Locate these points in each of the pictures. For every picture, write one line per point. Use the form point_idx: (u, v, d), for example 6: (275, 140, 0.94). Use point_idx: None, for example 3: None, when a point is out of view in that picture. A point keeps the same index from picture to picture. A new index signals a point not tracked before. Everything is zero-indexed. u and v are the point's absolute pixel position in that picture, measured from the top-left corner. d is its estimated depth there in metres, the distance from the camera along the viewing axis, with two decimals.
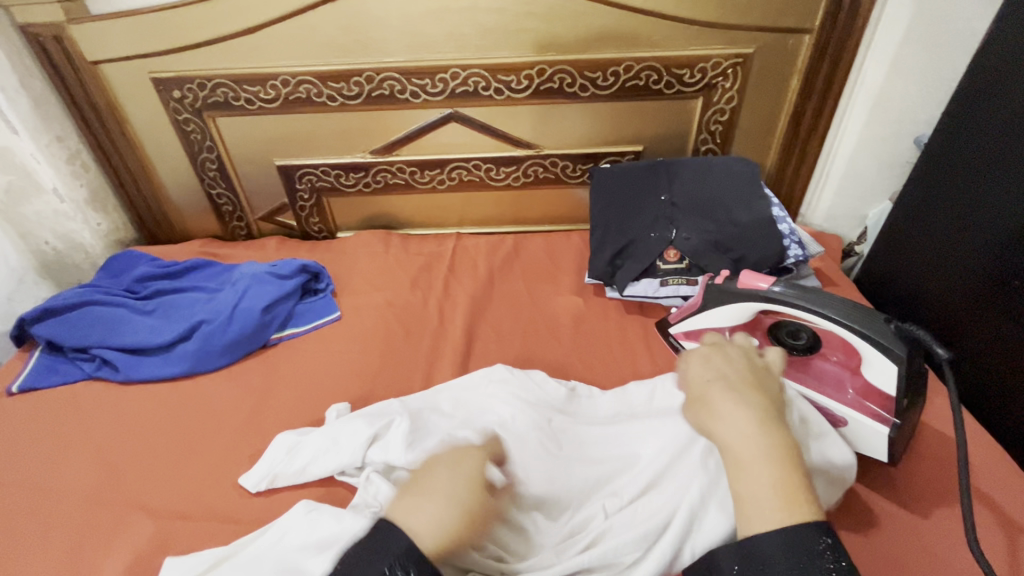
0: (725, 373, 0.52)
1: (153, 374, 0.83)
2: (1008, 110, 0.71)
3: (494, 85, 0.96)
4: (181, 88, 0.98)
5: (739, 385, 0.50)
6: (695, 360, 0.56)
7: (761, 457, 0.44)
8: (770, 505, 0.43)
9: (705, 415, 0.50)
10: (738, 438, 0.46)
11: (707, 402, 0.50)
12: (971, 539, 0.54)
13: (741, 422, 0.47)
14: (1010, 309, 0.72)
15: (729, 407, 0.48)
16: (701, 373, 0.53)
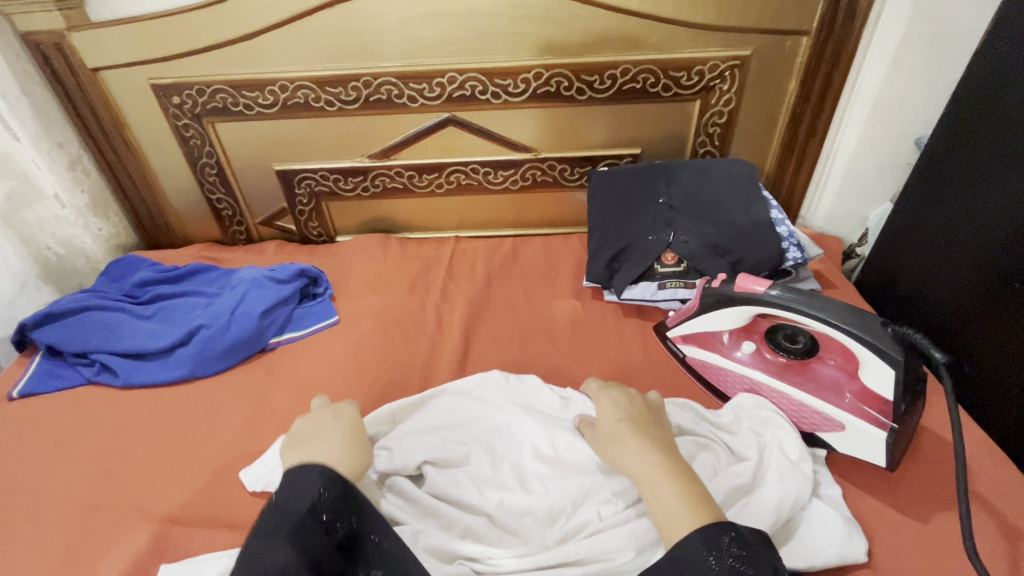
0: (632, 415, 0.59)
1: (152, 379, 0.83)
2: (1006, 112, 0.70)
3: (491, 89, 0.97)
4: (180, 94, 0.98)
5: (642, 423, 0.58)
6: (606, 401, 0.62)
7: (664, 475, 0.51)
8: (683, 514, 0.48)
9: (613, 449, 0.57)
10: (637, 465, 0.53)
11: (615, 435, 0.57)
12: (970, 545, 0.54)
13: (644, 453, 0.54)
14: (1013, 311, 0.71)
15: (633, 439, 0.56)
16: (608, 415, 0.60)
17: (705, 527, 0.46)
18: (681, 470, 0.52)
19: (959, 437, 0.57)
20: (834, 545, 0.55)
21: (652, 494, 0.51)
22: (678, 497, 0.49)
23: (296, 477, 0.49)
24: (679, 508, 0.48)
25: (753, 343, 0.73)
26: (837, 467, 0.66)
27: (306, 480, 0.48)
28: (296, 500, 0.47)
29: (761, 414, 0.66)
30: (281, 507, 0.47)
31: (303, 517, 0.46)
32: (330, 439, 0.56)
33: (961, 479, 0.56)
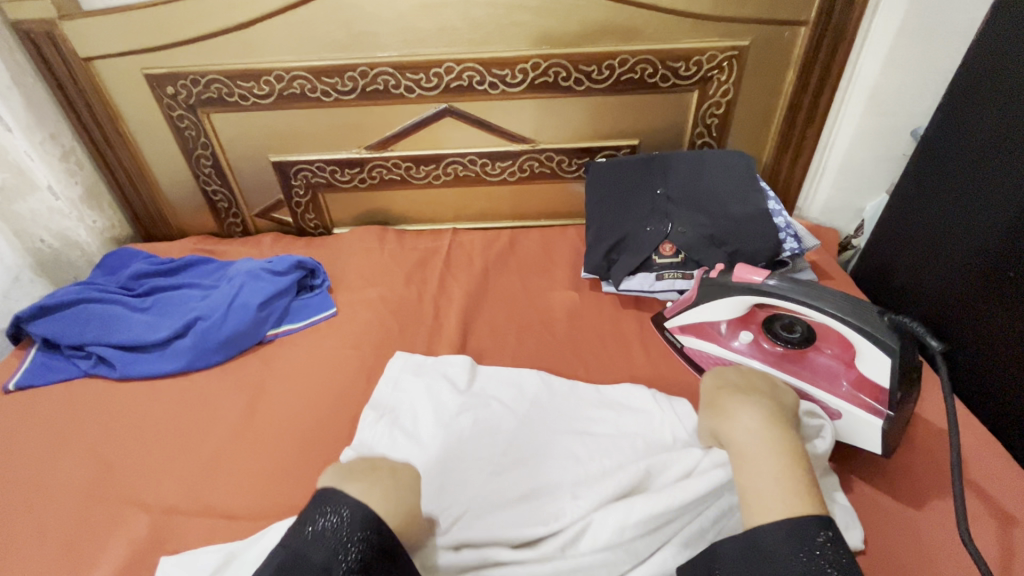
0: (736, 381, 0.60)
1: (149, 370, 0.83)
2: (1003, 97, 0.70)
3: (489, 80, 0.96)
4: (175, 84, 0.97)
5: (748, 389, 0.58)
6: (714, 373, 0.64)
7: (770, 448, 0.51)
8: (775, 498, 0.47)
9: (717, 414, 0.57)
10: (746, 435, 0.53)
11: (720, 408, 0.58)
12: (966, 536, 0.54)
13: (749, 420, 0.54)
14: (1005, 302, 0.71)
15: (737, 408, 0.56)
16: (711, 386, 0.62)
17: (798, 518, 0.45)
18: (790, 447, 0.51)
19: (955, 426, 0.57)
20: None
21: (746, 466, 0.51)
22: (771, 474, 0.49)
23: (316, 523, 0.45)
24: (771, 486, 0.48)
25: (750, 333, 0.73)
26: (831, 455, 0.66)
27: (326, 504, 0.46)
28: (314, 550, 0.43)
29: (812, 421, 0.61)
30: (295, 535, 0.45)
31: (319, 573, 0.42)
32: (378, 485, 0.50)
33: (955, 467, 0.57)
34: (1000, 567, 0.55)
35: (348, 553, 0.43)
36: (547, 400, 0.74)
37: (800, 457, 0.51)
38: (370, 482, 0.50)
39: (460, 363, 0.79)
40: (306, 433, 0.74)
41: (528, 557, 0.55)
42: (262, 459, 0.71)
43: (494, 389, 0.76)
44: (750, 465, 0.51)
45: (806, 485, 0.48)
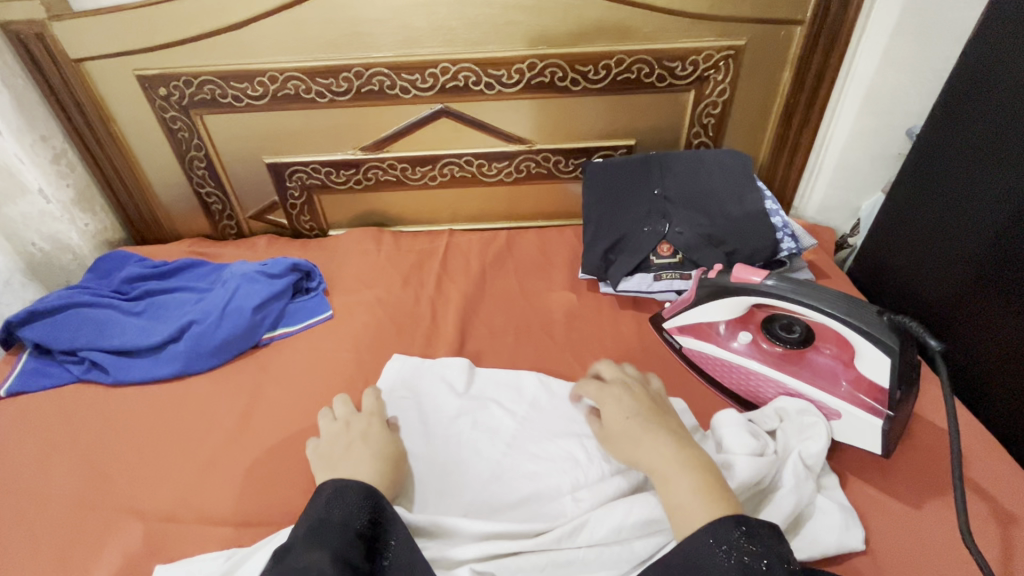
0: (638, 411, 0.59)
1: (143, 375, 0.82)
2: (998, 96, 0.71)
3: (485, 80, 0.95)
4: (167, 86, 0.96)
5: (650, 418, 0.58)
6: (610, 400, 0.62)
7: (681, 469, 0.52)
8: (697, 507, 0.49)
9: (627, 447, 0.57)
10: (659, 460, 0.54)
11: (631, 437, 0.57)
12: (967, 531, 0.55)
13: (660, 448, 0.55)
14: (1003, 300, 0.71)
15: (648, 438, 0.56)
16: (613, 412, 0.60)
17: (713, 521, 0.47)
18: (700, 463, 0.53)
19: (954, 424, 0.58)
20: (833, 536, 0.56)
21: (666, 485, 0.52)
22: (689, 491, 0.50)
23: (332, 492, 0.53)
24: (692, 500, 0.50)
25: (749, 334, 0.74)
26: (832, 455, 0.66)
27: (326, 490, 0.53)
28: (331, 510, 0.51)
29: (804, 420, 0.63)
30: (307, 519, 0.51)
31: (339, 527, 0.50)
32: (355, 450, 0.61)
33: (956, 465, 0.57)
34: (1000, 566, 0.55)
35: (358, 516, 0.51)
36: (548, 400, 0.73)
37: (710, 468, 0.53)
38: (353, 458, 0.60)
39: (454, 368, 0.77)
40: (303, 437, 0.73)
41: (526, 550, 0.55)
42: (259, 464, 0.71)
43: (494, 391, 0.75)
44: (668, 485, 0.52)
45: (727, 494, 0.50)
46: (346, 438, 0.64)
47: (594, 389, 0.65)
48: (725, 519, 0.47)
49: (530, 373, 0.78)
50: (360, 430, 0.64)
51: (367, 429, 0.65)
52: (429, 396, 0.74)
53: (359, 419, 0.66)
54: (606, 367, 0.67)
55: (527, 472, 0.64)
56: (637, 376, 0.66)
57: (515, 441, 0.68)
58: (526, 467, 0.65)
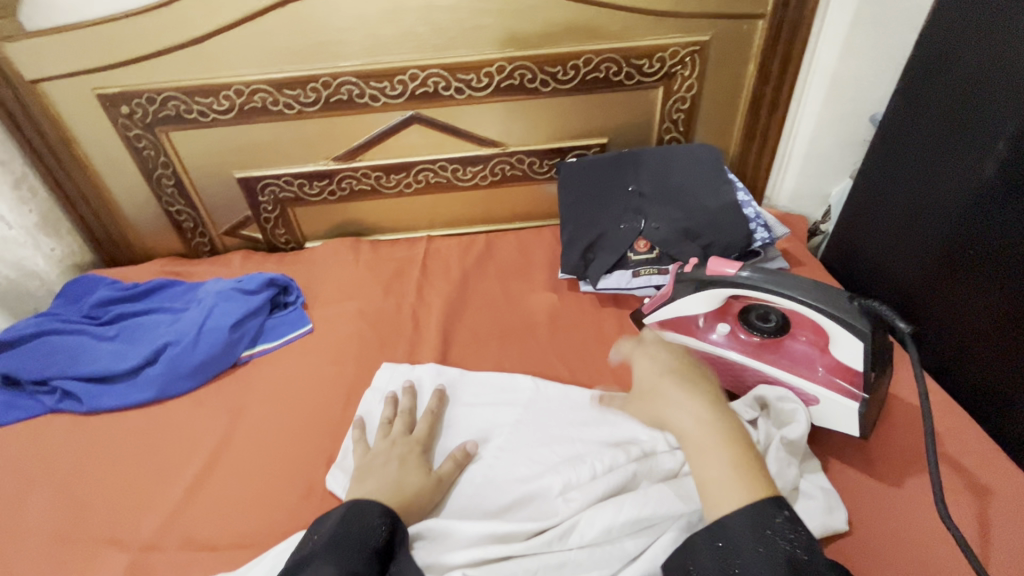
0: (677, 369, 0.60)
1: (118, 402, 0.80)
2: (955, 81, 0.73)
3: (454, 85, 0.95)
4: (130, 103, 0.94)
5: (692, 380, 0.59)
6: (646, 357, 0.63)
7: (720, 440, 0.53)
8: (732, 486, 0.50)
9: (660, 402, 0.58)
10: (692, 422, 0.55)
11: (662, 396, 0.58)
12: (941, 507, 0.56)
13: (694, 410, 0.55)
14: (969, 278, 0.74)
15: (682, 398, 0.57)
16: (647, 372, 0.62)
17: (755, 504, 0.48)
18: (737, 434, 0.53)
19: (926, 404, 0.59)
20: (816, 521, 0.57)
21: (700, 456, 0.53)
22: (728, 463, 0.51)
23: (350, 508, 0.55)
24: (729, 476, 0.50)
25: (727, 325, 0.74)
26: (814, 439, 0.67)
27: (355, 509, 0.55)
28: (348, 527, 0.53)
29: (783, 408, 0.64)
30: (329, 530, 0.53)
31: (357, 543, 0.51)
32: (391, 469, 0.63)
33: (929, 448, 0.58)
34: (977, 539, 0.57)
35: (375, 534, 0.53)
36: (540, 403, 0.74)
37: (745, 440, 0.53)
38: (384, 476, 0.61)
39: (443, 376, 0.78)
40: (288, 455, 0.72)
41: (516, 552, 0.56)
42: (244, 486, 0.69)
43: (485, 396, 0.76)
44: (701, 453, 0.52)
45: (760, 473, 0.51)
46: (388, 454, 0.65)
47: (642, 346, 0.65)
48: (767, 503, 0.48)
49: (523, 375, 0.78)
50: (401, 453, 0.65)
51: (406, 451, 0.66)
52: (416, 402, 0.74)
53: (401, 441, 0.67)
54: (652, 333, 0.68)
55: (517, 478, 0.65)
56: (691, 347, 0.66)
57: (504, 447, 0.69)
58: (519, 472, 0.66)
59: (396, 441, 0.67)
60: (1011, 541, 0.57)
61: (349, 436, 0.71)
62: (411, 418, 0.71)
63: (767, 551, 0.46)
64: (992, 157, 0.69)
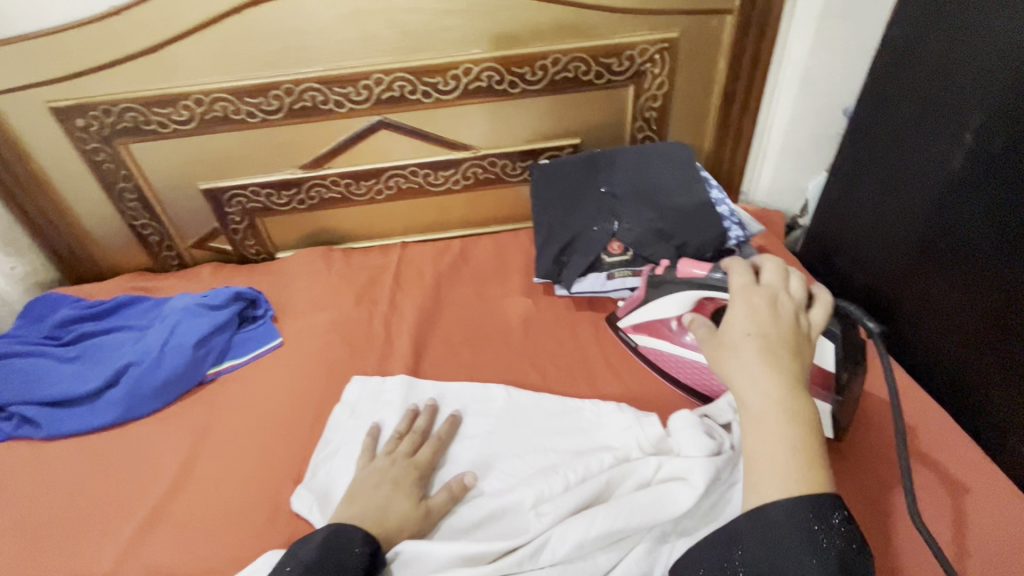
0: (766, 331, 0.52)
1: (80, 426, 0.77)
2: (920, 74, 0.72)
3: (421, 88, 0.93)
4: (85, 116, 0.91)
5: (777, 350, 0.51)
6: (744, 307, 0.55)
7: (784, 418, 0.48)
8: (784, 472, 0.46)
9: (735, 367, 0.52)
10: (762, 400, 0.49)
11: (743, 361, 0.51)
12: (914, 510, 0.55)
13: (769, 385, 0.49)
14: (943, 271, 0.73)
15: (761, 369, 0.50)
16: (738, 324, 0.54)
17: (818, 495, 0.45)
18: (805, 416, 0.48)
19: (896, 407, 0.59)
20: None
21: (760, 434, 0.48)
22: (786, 443, 0.47)
23: (328, 536, 0.54)
24: (785, 457, 0.46)
25: None
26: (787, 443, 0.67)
27: (336, 539, 0.54)
28: (326, 558, 0.52)
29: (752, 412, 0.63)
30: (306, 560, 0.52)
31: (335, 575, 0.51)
32: (383, 492, 0.61)
33: (901, 448, 0.58)
34: (954, 539, 0.56)
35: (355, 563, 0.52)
36: (512, 413, 0.72)
37: (812, 424, 0.48)
38: (371, 501, 0.60)
39: (414, 389, 0.76)
40: (255, 476, 0.70)
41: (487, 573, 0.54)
42: (209, 510, 0.67)
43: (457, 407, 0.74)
44: (759, 431, 0.48)
45: (814, 454, 0.47)
46: (379, 475, 0.63)
47: (739, 288, 0.57)
48: (827, 498, 0.45)
49: (496, 384, 0.76)
50: (401, 474, 0.63)
51: (402, 473, 0.63)
52: (390, 420, 0.72)
53: (404, 461, 0.65)
54: (771, 273, 0.59)
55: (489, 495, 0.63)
56: (796, 298, 0.57)
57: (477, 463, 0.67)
58: (491, 486, 0.65)
59: (399, 460, 0.65)
60: (985, 539, 0.56)
61: (317, 454, 0.70)
62: (420, 438, 0.69)
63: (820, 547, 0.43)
64: (960, 149, 0.69)
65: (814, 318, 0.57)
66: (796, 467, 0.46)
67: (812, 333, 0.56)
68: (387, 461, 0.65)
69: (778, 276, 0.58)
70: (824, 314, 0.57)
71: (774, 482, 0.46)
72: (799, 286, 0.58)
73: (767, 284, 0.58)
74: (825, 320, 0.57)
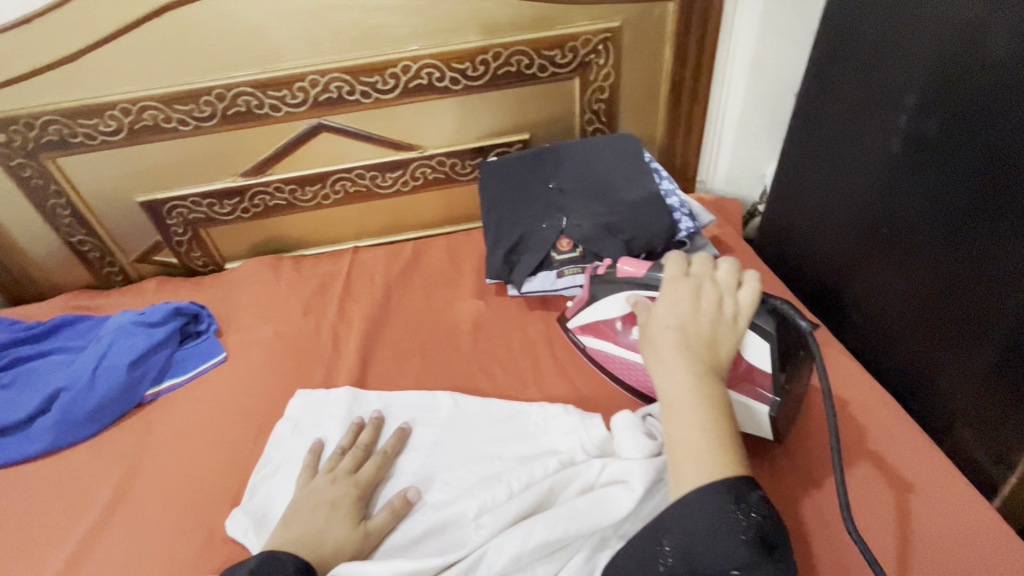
0: (683, 323, 0.52)
1: (10, 457, 0.74)
2: (856, 56, 0.71)
3: (359, 89, 0.90)
4: (6, 130, 0.87)
5: (693, 342, 0.51)
6: (667, 299, 0.55)
7: (694, 402, 0.48)
8: (702, 464, 0.46)
9: (653, 361, 0.52)
10: (674, 391, 0.49)
11: (659, 353, 0.52)
12: (846, 516, 0.52)
13: (683, 377, 0.49)
14: (887, 257, 0.73)
15: (675, 360, 0.50)
16: (659, 317, 0.54)
17: (734, 477, 0.45)
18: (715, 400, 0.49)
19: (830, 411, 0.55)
20: None
21: (670, 418, 0.48)
22: (697, 427, 0.47)
23: (262, 559, 0.53)
24: (702, 445, 0.46)
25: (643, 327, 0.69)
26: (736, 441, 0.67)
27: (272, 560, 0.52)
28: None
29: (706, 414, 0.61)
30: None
31: None
32: (320, 514, 0.59)
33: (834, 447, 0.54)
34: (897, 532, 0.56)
35: None
36: (459, 420, 0.70)
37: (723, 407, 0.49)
38: (306, 524, 0.58)
39: (359, 401, 0.74)
40: (193, 502, 0.67)
41: None
42: (144, 539, 0.65)
43: (404, 417, 0.72)
44: (675, 419, 0.48)
45: (729, 440, 0.47)
46: (318, 496, 0.61)
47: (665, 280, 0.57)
48: (743, 480, 0.45)
49: (443, 392, 0.74)
50: (337, 494, 0.61)
51: (341, 493, 0.61)
52: (332, 436, 0.70)
53: (344, 479, 0.63)
54: (699, 263, 0.59)
55: (432, 509, 0.61)
56: (724, 286, 0.56)
57: (422, 474, 0.65)
58: (434, 498, 0.62)
59: (339, 478, 0.63)
60: (926, 534, 0.56)
61: (256, 474, 0.68)
62: (364, 453, 0.66)
63: (741, 529, 0.43)
64: (897, 134, 0.68)
65: (743, 306, 0.56)
66: (725, 472, 0.45)
67: (741, 321, 0.55)
68: (327, 480, 0.63)
69: (707, 265, 0.58)
70: (755, 298, 0.56)
71: (693, 471, 0.45)
72: (727, 274, 0.57)
73: (695, 274, 0.57)
74: (755, 303, 0.56)
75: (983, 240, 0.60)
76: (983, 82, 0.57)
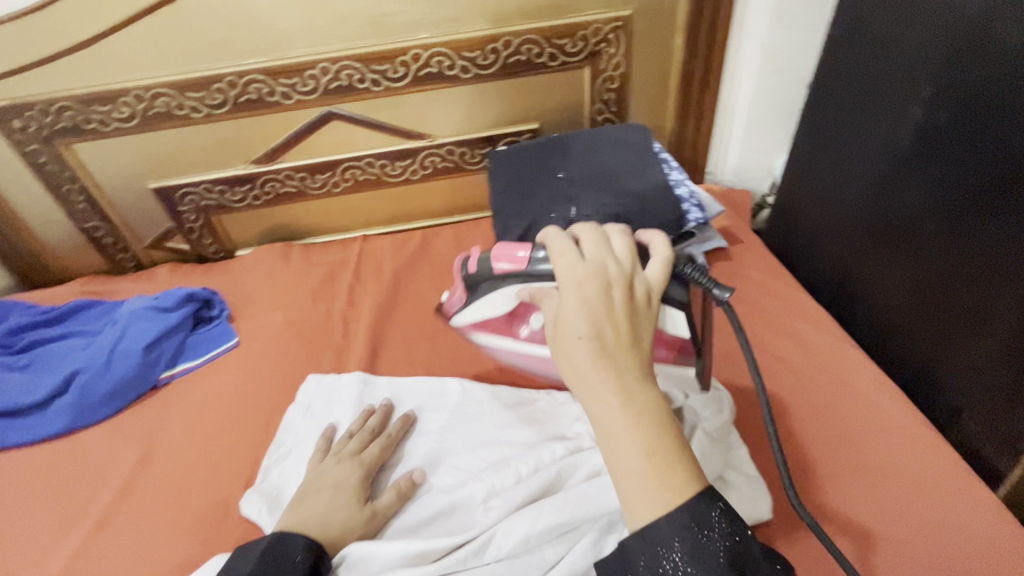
0: (597, 329, 0.44)
1: (28, 437, 0.76)
2: (869, 44, 0.71)
3: (370, 77, 0.90)
4: (21, 116, 0.88)
5: (611, 350, 0.44)
6: (571, 300, 0.46)
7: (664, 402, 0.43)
8: None
9: (575, 380, 0.44)
10: (608, 413, 0.42)
11: (581, 375, 0.43)
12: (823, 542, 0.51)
13: (614, 398, 0.42)
14: (895, 247, 0.73)
15: (602, 380, 0.43)
16: (568, 324, 0.45)
17: None
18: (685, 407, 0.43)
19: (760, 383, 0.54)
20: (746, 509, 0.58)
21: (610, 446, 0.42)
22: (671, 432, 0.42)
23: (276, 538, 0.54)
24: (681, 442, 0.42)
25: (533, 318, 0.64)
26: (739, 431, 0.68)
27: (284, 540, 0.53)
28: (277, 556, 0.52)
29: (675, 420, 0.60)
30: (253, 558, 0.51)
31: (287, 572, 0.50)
32: (329, 494, 0.60)
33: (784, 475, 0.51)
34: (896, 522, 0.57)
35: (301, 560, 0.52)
36: (467, 406, 0.71)
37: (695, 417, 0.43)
38: (316, 506, 0.59)
39: (368, 386, 0.75)
40: (207, 483, 0.69)
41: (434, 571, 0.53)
42: (160, 518, 0.66)
43: (412, 404, 0.73)
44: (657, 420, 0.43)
45: None
46: (326, 478, 0.62)
47: (563, 276, 0.48)
48: None
49: (452, 379, 0.75)
50: (344, 475, 0.62)
51: (350, 476, 0.62)
52: (343, 421, 0.71)
53: (352, 461, 0.64)
54: (590, 243, 0.50)
55: (440, 492, 0.62)
56: (625, 266, 0.49)
57: (431, 459, 0.66)
58: (442, 482, 0.63)
59: (346, 460, 0.64)
60: (925, 526, 0.57)
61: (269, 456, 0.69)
62: (372, 437, 0.67)
63: None
64: (906, 124, 0.68)
65: (650, 280, 0.49)
66: None
67: (654, 300, 0.49)
68: (334, 463, 0.64)
69: (598, 243, 0.50)
70: (660, 272, 0.50)
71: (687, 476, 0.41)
72: (624, 249, 0.50)
73: (592, 258, 0.49)
74: (662, 277, 0.49)
75: (987, 231, 0.60)
76: (994, 70, 0.57)
